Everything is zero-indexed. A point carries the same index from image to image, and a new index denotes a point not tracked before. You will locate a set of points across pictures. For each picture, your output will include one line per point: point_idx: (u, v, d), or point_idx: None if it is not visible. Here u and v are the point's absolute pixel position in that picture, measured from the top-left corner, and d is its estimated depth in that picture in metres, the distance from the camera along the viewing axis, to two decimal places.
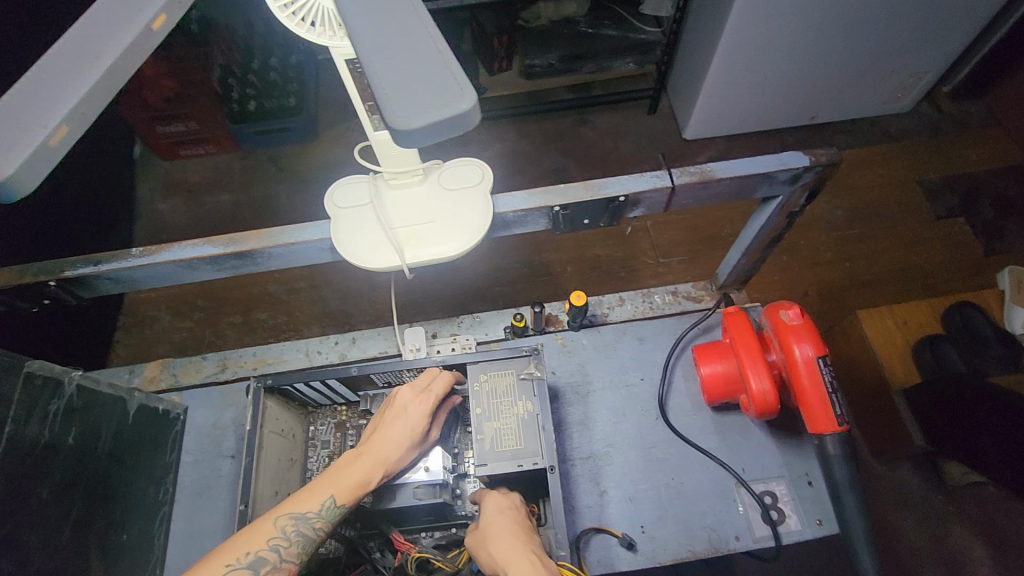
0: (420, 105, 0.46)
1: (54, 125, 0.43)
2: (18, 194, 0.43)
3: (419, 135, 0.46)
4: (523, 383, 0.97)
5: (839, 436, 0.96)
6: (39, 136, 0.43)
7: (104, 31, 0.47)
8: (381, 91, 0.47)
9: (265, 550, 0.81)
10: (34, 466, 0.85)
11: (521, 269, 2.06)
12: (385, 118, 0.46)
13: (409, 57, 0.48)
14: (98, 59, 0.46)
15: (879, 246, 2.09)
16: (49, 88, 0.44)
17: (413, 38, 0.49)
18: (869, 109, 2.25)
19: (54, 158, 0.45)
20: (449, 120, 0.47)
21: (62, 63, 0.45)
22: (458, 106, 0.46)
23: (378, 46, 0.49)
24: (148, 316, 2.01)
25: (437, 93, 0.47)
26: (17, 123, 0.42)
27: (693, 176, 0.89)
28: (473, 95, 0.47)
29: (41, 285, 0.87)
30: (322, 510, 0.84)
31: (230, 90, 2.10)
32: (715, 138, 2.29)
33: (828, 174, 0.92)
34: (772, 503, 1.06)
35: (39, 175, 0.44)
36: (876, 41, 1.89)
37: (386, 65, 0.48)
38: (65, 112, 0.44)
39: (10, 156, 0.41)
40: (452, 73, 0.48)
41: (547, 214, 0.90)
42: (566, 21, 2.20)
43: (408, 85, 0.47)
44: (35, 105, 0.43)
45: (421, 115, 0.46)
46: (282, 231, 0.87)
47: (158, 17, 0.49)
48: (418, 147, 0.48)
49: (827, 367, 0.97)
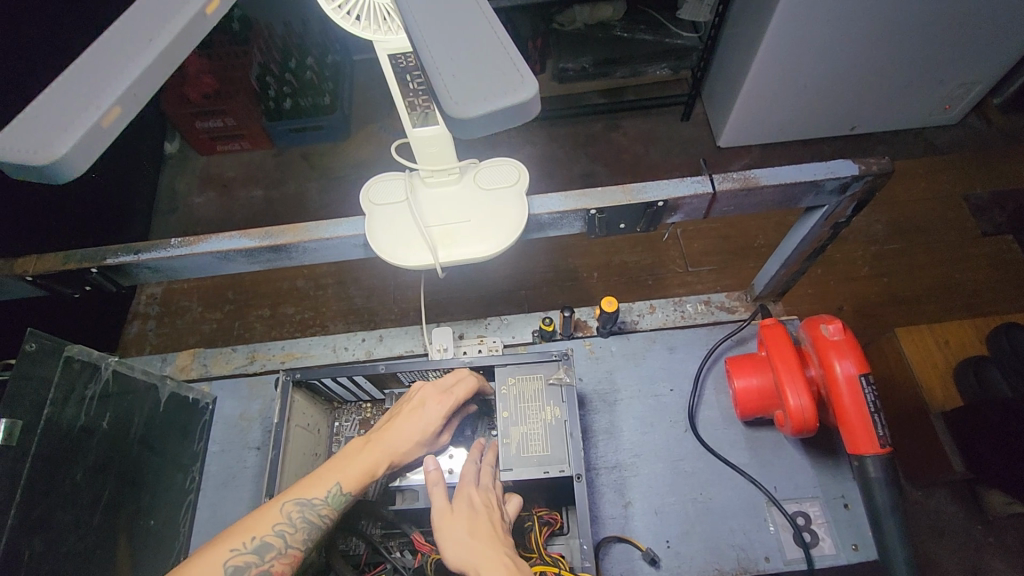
0: (480, 94, 0.45)
1: (107, 106, 0.43)
2: (70, 175, 0.44)
3: (478, 125, 0.45)
4: (551, 388, 0.95)
5: (880, 459, 0.91)
6: (93, 117, 0.43)
7: (159, 15, 0.47)
8: (438, 77, 0.46)
9: (269, 536, 0.80)
10: (69, 448, 0.87)
11: (548, 272, 2.05)
12: (443, 106, 0.45)
13: (468, 44, 0.47)
14: (152, 42, 0.46)
15: (921, 263, 2.01)
16: (103, 70, 0.44)
17: (469, 25, 0.48)
18: (912, 120, 2.18)
19: (106, 140, 0.45)
20: (511, 109, 0.46)
21: (119, 45, 0.45)
22: (518, 97, 0.46)
23: (434, 31, 0.48)
24: (180, 306, 2.05)
25: (498, 82, 0.46)
26: (73, 104, 0.43)
27: (736, 182, 0.86)
28: (534, 85, 0.46)
29: (84, 272, 0.88)
30: (328, 497, 0.83)
31: (268, 88, 2.15)
32: (750, 146, 2.24)
33: (878, 185, 0.88)
34: (805, 525, 1.02)
35: (89, 157, 0.44)
36: (924, 51, 1.83)
37: (443, 51, 0.47)
38: (118, 94, 0.44)
39: (65, 136, 0.42)
40: (512, 61, 0.47)
41: (583, 217, 0.88)
42: (601, 24, 2.22)
43: (468, 74, 0.46)
44: (92, 86, 0.44)
45: (481, 104, 0.45)
46: (317, 225, 0.87)
47: (212, 1, 0.49)
48: (475, 138, 0.47)
49: (870, 386, 0.93)
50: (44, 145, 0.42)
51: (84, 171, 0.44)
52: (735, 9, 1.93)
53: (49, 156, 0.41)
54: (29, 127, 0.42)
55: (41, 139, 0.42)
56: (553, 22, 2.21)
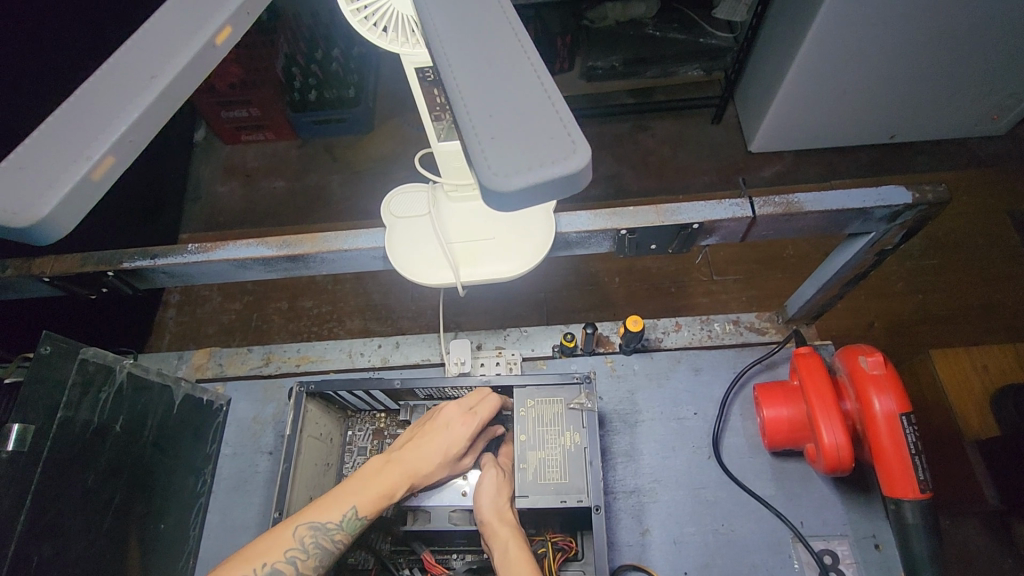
0: (523, 162, 0.39)
1: (98, 156, 0.40)
2: (54, 236, 0.41)
3: (519, 198, 0.39)
4: (571, 412, 0.91)
5: (918, 503, 0.86)
6: (82, 169, 0.40)
7: (166, 46, 0.44)
8: (475, 140, 0.39)
9: (281, 562, 0.77)
10: (81, 452, 0.86)
11: (569, 277, 2.00)
12: (479, 173, 0.39)
13: (512, 98, 0.41)
14: (154, 79, 0.43)
15: (959, 282, 1.92)
16: (98, 113, 0.41)
17: (514, 75, 0.42)
18: (956, 130, 2.07)
19: (98, 192, 0.42)
20: (559, 180, 0.39)
21: (118, 81, 0.42)
22: (568, 165, 0.39)
23: (472, 83, 0.42)
24: (201, 296, 2.05)
25: (544, 147, 0.39)
26: (63, 152, 0.40)
27: (778, 207, 0.81)
28: (587, 152, 0.39)
29: (99, 275, 0.87)
30: (343, 521, 0.80)
31: (293, 79, 2.14)
32: (783, 153, 2.15)
33: (931, 213, 0.82)
34: (832, 564, 0.97)
35: (77, 215, 0.41)
36: (975, 60, 1.74)
37: (484, 106, 0.41)
38: (112, 142, 0.41)
39: (50, 192, 0.39)
40: (562, 120, 0.40)
41: (613, 237, 0.84)
42: (633, 22, 2.17)
43: (508, 136, 0.39)
44: (83, 131, 0.41)
45: (523, 175, 0.38)
46: (336, 236, 0.85)
47: (223, 31, 0.47)
48: (512, 211, 0.41)
49: (910, 425, 0.87)
50: (25, 204, 0.38)
51: (71, 229, 0.41)
52: (774, 10, 1.85)
53: (30, 216, 0.38)
54: (12, 178, 0.39)
55: (21, 194, 0.39)
56: (584, 18, 2.17)
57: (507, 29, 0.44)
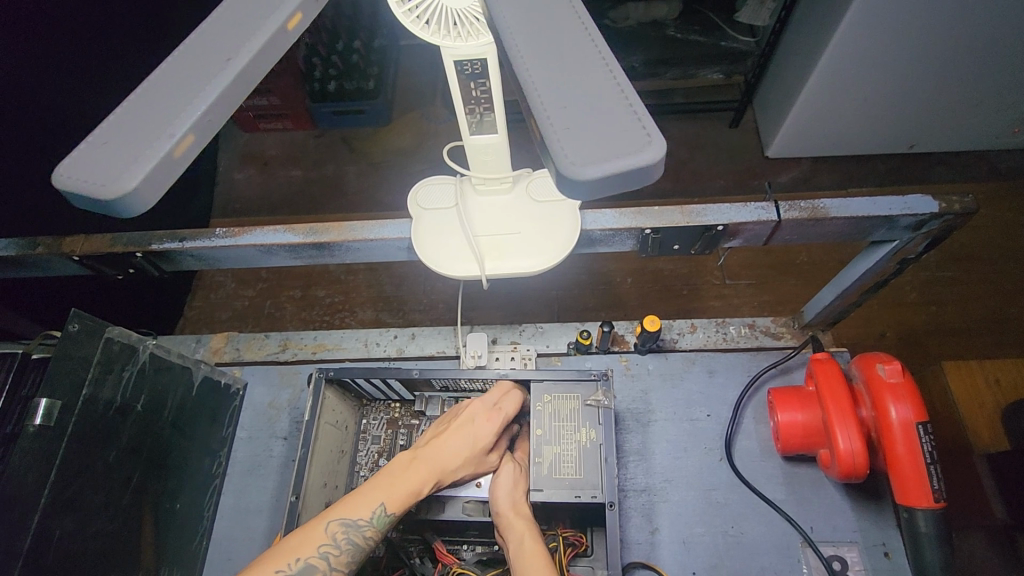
0: (599, 151, 0.39)
1: (180, 134, 0.41)
2: (138, 208, 0.42)
3: (593, 188, 0.39)
4: (587, 409, 0.92)
5: (931, 513, 0.86)
6: (164, 146, 0.41)
7: (241, 29, 0.45)
8: (549, 128, 0.40)
9: (314, 557, 0.78)
10: (104, 429, 0.87)
11: (580, 275, 2.00)
12: (555, 163, 0.39)
13: (585, 90, 0.41)
14: (230, 61, 0.44)
15: (974, 295, 1.91)
16: (180, 93, 0.42)
17: (584, 65, 0.42)
18: (976, 142, 2.05)
19: (177, 168, 0.42)
20: (632, 172, 0.39)
21: (197, 63, 0.43)
22: (641, 158, 0.39)
23: (545, 73, 0.42)
24: (215, 281, 2.07)
25: (619, 138, 0.39)
26: (149, 129, 0.41)
27: (804, 212, 0.81)
28: (661, 144, 0.39)
29: (128, 256, 0.88)
30: (374, 518, 0.81)
31: (314, 69, 2.15)
32: (800, 158, 2.15)
33: (957, 224, 0.82)
34: (840, 570, 0.97)
35: (159, 190, 0.42)
36: (1000, 73, 1.72)
37: (557, 95, 0.41)
38: (192, 121, 0.42)
39: (137, 167, 0.40)
40: (634, 112, 0.40)
41: (637, 236, 0.84)
42: (655, 23, 2.12)
43: (583, 126, 0.40)
44: (167, 111, 0.41)
45: (601, 165, 0.38)
46: (363, 225, 0.85)
47: (293, 16, 0.47)
48: (584, 200, 0.41)
49: (927, 435, 0.87)
50: (115, 178, 0.40)
51: (153, 204, 0.42)
52: (797, 16, 1.84)
53: (118, 189, 0.40)
54: (98, 152, 0.41)
55: (109, 170, 0.40)
56: (605, 18, 2.13)
57: (574, 18, 0.44)
